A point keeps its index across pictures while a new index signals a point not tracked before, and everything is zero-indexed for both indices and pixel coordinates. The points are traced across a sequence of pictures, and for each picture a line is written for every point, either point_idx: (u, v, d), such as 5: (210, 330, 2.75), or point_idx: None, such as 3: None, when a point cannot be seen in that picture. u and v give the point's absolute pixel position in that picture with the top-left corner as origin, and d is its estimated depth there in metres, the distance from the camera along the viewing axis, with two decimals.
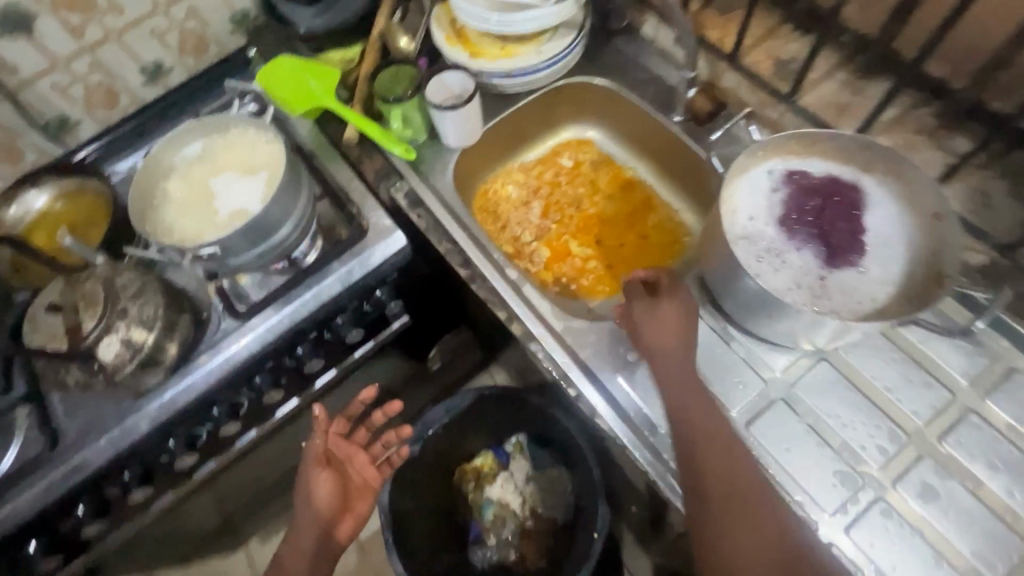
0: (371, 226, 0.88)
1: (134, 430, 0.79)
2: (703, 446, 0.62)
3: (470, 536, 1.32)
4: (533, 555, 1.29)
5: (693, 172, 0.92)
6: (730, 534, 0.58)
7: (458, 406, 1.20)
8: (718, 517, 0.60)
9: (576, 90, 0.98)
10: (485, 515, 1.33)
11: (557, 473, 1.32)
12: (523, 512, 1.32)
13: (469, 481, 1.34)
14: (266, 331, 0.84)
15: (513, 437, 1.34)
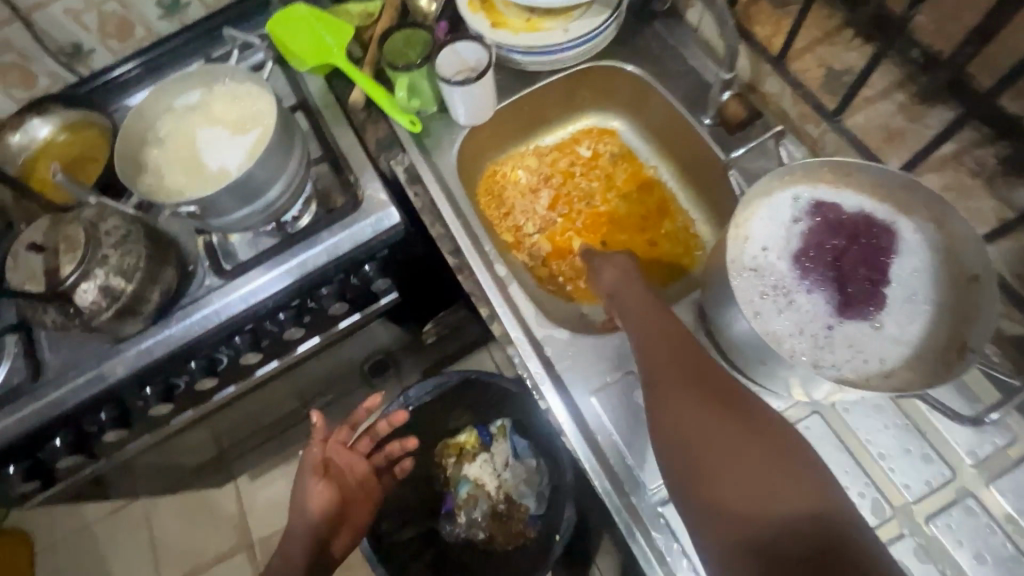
0: (365, 198, 0.84)
1: (112, 374, 0.80)
2: (674, 352, 0.61)
3: (443, 509, 1.34)
4: (501, 537, 1.30)
5: (716, 183, 0.84)
6: (686, 421, 0.54)
7: (443, 384, 1.21)
8: (670, 389, 0.58)
9: (606, 75, 0.91)
10: (460, 492, 1.33)
11: (536, 464, 1.30)
12: (496, 495, 1.32)
13: (450, 456, 1.35)
14: (248, 294, 0.83)
15: (499, 419, 1.34)
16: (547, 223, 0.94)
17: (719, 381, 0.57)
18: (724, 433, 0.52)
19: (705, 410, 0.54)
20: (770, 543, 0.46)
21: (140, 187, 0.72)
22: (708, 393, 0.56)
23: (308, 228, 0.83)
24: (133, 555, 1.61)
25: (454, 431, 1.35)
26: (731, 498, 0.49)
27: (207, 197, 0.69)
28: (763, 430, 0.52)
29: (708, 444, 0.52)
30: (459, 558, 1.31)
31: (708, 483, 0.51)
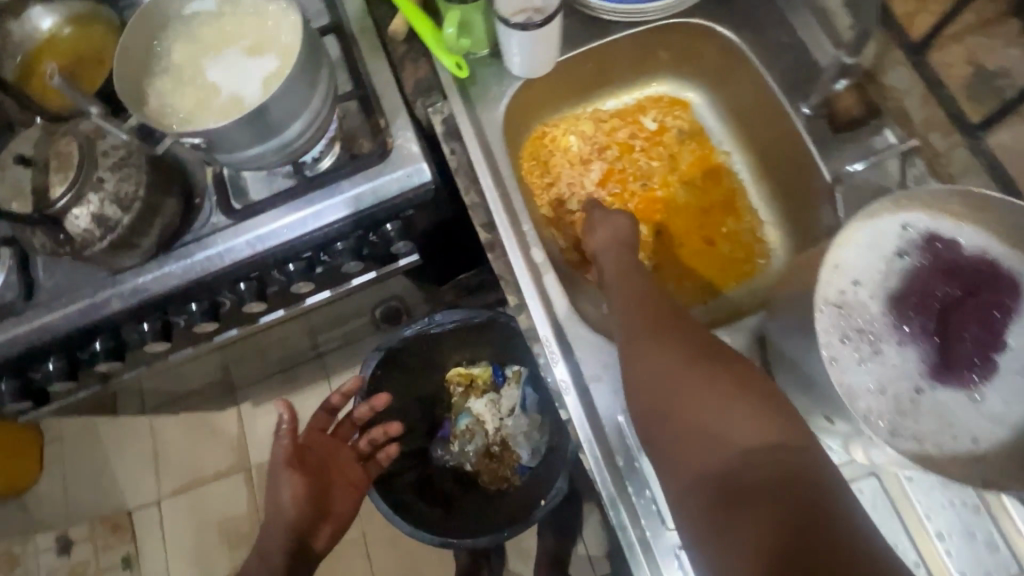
0: (394, 148, 0.74)
1: (105, 306, 0.75)
2: (650, 310, 0.61)
3: (438, 433, 1.30)
4: (487, 476, 1.25)
5: (799, 188, 0.72)
6: (657, 368, 0.55)
7: (471, 320, 1.12)
8: (642, 339, 0.58)
9: (695, 37, 0.76)
10: (459, 422, 1.29)
11: (541, 421, 1.25)
12: (494, 436, 1.28)
13: (458, 385, 1.28)
14: (255, 239, 0.75)
15: (515, 364, 1.28)
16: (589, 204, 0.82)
17: (697, 339, 0.57)
18: (696, 382, 0.53)
19: (679, 362, 0.55)
20: (735, 477, 0.47)
21: (140, 109, 0.63)
22: (685, 346, 0.56)
23: (328, 174, 0.74)
24: (137, 460, 1.65)
25: (470, 361, 1.28)
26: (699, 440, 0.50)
27: (215, 129, 0.60)
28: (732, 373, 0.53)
29: (679, 392, 0.53)
30: (442, 486, 1.24)
31: (678, 429, 0.51)
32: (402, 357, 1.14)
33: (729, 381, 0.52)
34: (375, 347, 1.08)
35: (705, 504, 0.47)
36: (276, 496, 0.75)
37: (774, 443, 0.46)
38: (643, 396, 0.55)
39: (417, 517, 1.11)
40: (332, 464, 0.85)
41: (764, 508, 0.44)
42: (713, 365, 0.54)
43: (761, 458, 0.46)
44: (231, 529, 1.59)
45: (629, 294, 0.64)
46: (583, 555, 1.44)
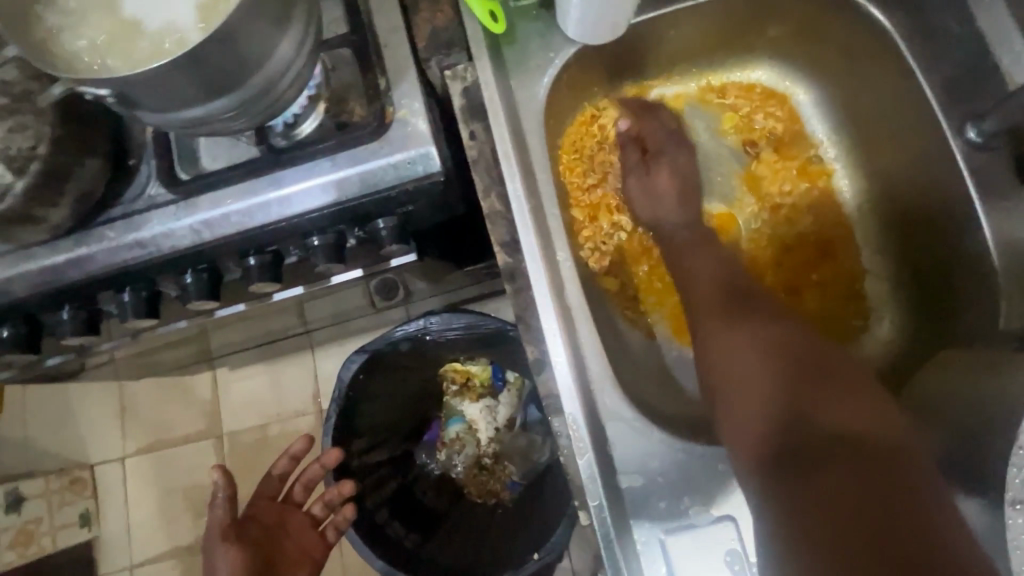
0: (394, 122, 0.54)
1: (8, 289, 0.58)
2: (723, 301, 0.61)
3: (426, 436, 1.16)
4: (473, 489, 1.13)
5: (926, 240, 0.62)
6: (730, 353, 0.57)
7: (478, 325, 0.95)
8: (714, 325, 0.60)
9: (823, 13, 0.60)
10: (450, 429, 1.15)
11: (543, 438, 1.11)
12: (485, 447, 1.14)
13: (454, 385, 1.14)
14: (202, 225, 0.57)
15: (518, 371, 1.12)
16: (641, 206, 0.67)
17: (775, 322, 0.60)
18: (768, 359, 0.56)
19: (755, 340, 0.57)
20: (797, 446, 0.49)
21: (29, 38, 0.44)
22: (765, 326, 0.59)
23: (303, 148, 0.55)
24: (101, 412, 1.53)
25: (467, 360, 1.11)
26: (761, 403, 0.53)
27: (129, 80, 0.41)
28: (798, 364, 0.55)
29: (749, 362, 0.56)
30: (426, 498, 1.11)
31: (742, 394, 0.54)
32: (390, 358, 0.98)
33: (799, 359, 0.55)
34: (360, 348, 0.93)
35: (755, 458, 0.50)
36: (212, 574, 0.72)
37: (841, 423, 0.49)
38: (716, 367, 0.58)
39: (397, 546, 0.97)
40: (280, 535, 0.82)
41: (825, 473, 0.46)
42: (788, 345, 0.57)
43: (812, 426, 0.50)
44: (197, 496, 1.49)
45: (699, 277, 0.63)
46: (566, 569, 1.33)
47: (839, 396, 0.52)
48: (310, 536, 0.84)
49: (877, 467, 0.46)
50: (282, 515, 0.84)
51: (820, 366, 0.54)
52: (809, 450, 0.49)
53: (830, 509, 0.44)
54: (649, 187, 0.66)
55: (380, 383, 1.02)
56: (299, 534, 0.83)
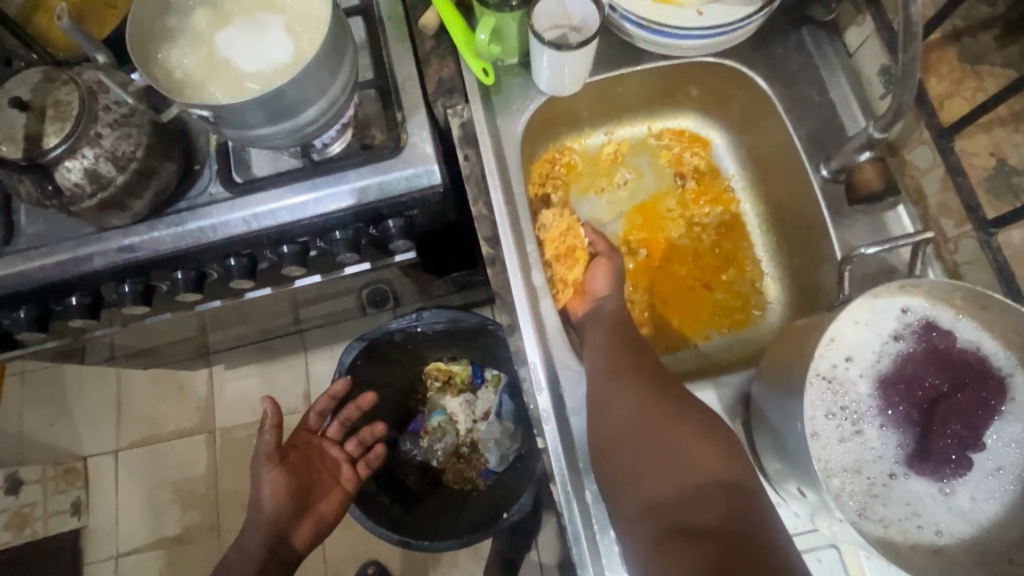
0: (407, 145, 0.72)
1: (86, 262, 0.72)
2: (622, 343, 0.67)
3: (410, 427, 1.28)
4: (452, 475, 1.25)
5: (806, 259, 0.75)
6: (629, 405, 0.60)
7: (462, 321, 1.11)
8: (614, 373, 0.63)
9: (728, 79, 0.77)
10: (432, 419, 1.27)
11: (515, 428, 1.25)
12: (464, 437, 1.27)
13: (436, 379, 1.28)
14: (251, 217, 0.72)
15: (495, 369, 1.28)
16: (602, 270, 0.76)
17: (665, 382, 0.64)
18: (664, 422, 0.59)
19: (650, 404, 0.60)
20: (685, 499, 0.54)
21: (149, 73, 0.60)
22: (658, 388, 0.62)
23: (335, 161, 0.72)
24: (99, 405, 1.62)
25: (450, 358, 1.27)
26: (660, 468, 0.56)
27: (224, 105, 0.58)
28: (683, 413, 0.60)
29: (644, 428, 0.59)
30: (407, 481, 1.23)
31: (643, 461, 0.57)
32: (385, 347, 1.13)
33: (692, 418, 0.59)
34: (359, 337, 1.07)
35: (654, 522, 0.54)
36: (259, 492, 0.87)
37: (718, 478, 0.55)
38: (614, 427, 0.60)
39: (383, 514, 1.09)
40: (317, 462, 0.99)
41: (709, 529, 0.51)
42: (678, 403, 0.61)
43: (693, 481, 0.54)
44: (186, 488, 1.57)
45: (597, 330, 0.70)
46: (534, 561, 1.42)
47: (712, 448, 0.57)
48: (342, 467, 1.02)
49: (750, 525, 0.51)
50: (319, 445, 1.02)
51: (705, 426, 0.59)
52: (703, 512, 0.52)
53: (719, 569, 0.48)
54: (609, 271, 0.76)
55: (371, 371, 1.16)
56: (335, 465, 1.02)
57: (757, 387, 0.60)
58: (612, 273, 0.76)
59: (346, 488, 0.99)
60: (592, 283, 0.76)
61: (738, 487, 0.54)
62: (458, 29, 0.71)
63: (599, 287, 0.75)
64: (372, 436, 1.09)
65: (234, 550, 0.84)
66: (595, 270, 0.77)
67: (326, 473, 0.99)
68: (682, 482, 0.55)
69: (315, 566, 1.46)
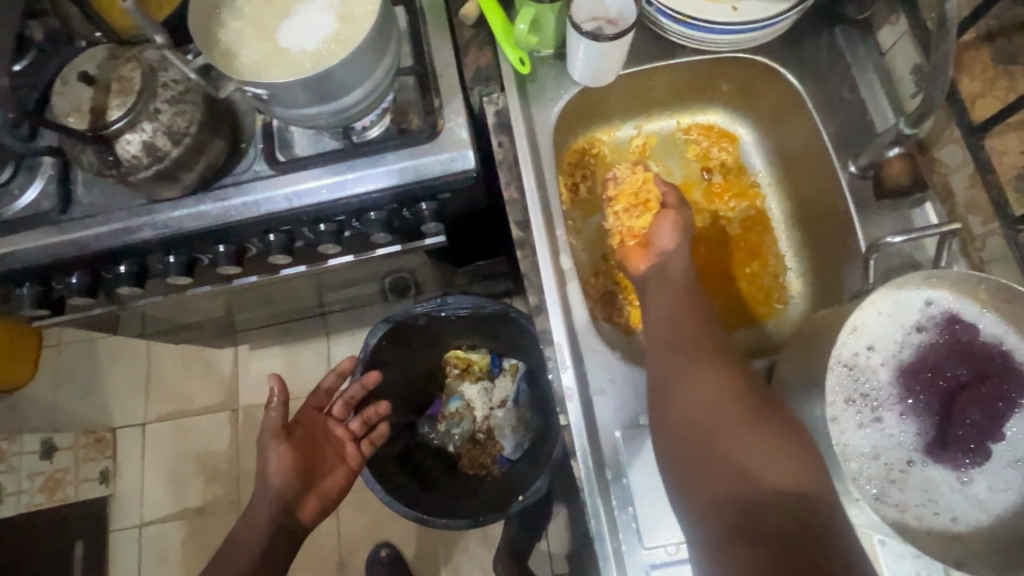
0: (444, 130, 0.74)
1: (138, 232, 0.76)
2: (686, 326, 0.65)
3: (428, 411, 1.32)
4: (467, 460, 1.28)
5: (831, 253, 0.76)
6: (692, 398, 0.58)
7: (485, 307, 1.13)
8: (677, 362, 0.61)
9: (758, 75, 0.78)
10: (450, 405, 1.31)
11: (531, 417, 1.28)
12: (480, 423, 1.31)
13: (455, 367, 1.32)
14: (293, 195, 0.76)
15: (513, 359, 1.31)
16: (667, 223, 0.75)
17: (733, 369, 0.60)
18: (732, 419, 0.56)
19: (719, 397, 0.57)
20: (749, 504, 0.52)
21: (205, 52, 0.64)
22: (731, 380, 0.59)
23: (375, 143, 0.75)
24: (130, 379, 1.68)
25: (470, 347, 1.31)
26: (725, 469, 0.54)
27: (276, 84, 0.61)
28: (752, 408, 0.56)
29: (712, 424, 0.57)
30: (424, 463, 1.25)
31: (707, 455, 0.55)
32: (409, 330, 1.16)
33: (767, 412, 0.56)
34: (384, 319, 1.10)
35: (718, 519, 0.53)
36: (266, 465, 0.90)
37: (788, 482, 0.51)
38: (679, 422, 0.58)
39: (401, 491, 1.12)
40: (322, 440, 1.01)
41: (772, 540, 0.49)
42: (750, 397, 0.57)
43: (758, 484, 0.52)
44: (208, 463, 1.62)
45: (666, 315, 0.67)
46: (544, 550, 1.44)
47: (783, 447, 0.53)
48: (347, 446, 1.04)
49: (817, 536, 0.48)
50: (324, 424, 1.04)
51: (774, 422, 0.55)
52: (774, 517, 0.50)
53: (781, 574, 0.48)
54: (676, 226, 0.75)
55: (393, 353, 1.18)
56: (339, 442, 1.04)
57: (780, 374, 0.61)
58: (677, 227, 0.76)
59: (351, 466, 1.02)
60: (654, 236, 0.76)
61: (815, 496, 0.51)
62: (497, 19, 0.74)
63: (664, 241, 0.75)
64: (376, 416, 1.10)
65: (240, 524, 0.86)
66: (661, 222, 0.76)
67: (331, 450, 1.01)
68: (748, 482, 0.53)
69: (330, 544, 1.50)
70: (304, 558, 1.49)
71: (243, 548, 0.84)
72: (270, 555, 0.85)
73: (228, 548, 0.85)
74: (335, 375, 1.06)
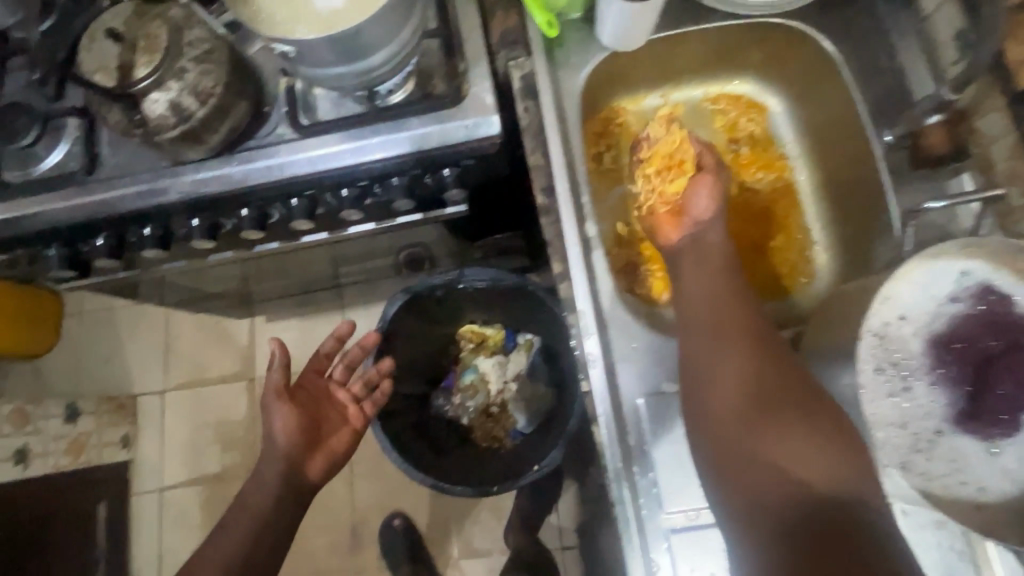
0: (469, 95, 0.74)
1: (163, 193, 0.76)
2: (718, 315, 0.64)
3: (442, 383, 1.33)
4: (480, 433, 1.29)
5: (861, 226, 0.75)
6: (728, 398, 0.59)
7: (502, 280, 1.13)
8: (711, 358, 0.62)
9: (792, 42, 0.76)
10: (464, 377, 1.32)
11: (546, 391, 1.29)
12: (494, 397, 1.31)
13: (470, 341, 1.32)
14: (316, 158, 0.75)
15: (528, 334, 1.30)
16: (703, 189, 0.73)
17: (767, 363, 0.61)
18: (772, 417, 0.57)
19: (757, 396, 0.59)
20: (788, 504, 0.54)
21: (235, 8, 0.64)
22: (765, 373, 0.60)
23: (399, 107, 0.74)
24: (149, 348, 1.70)
25: (484, 322, 1.30)
26: (763, 469, 0.56)
27: (303, 41, 0.61)
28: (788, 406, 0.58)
29: (751, 425, 0.58)
30: (438, 433, 1.27)
31: (745, 456, 0.57)
32: (427, 301, 1.17)
33: (800, 410, 0.58)
34: (402, 290, 1.11)
35: (756, 520, 0.55)
36: (272, 426, 0.93)
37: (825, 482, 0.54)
38: (715, 420, 0.59)
39: (417, 457, 1.15)
40: (324, 403, 1.00)
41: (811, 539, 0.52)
42: (785, 392, 0.59)
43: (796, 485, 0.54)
44: (225, 431, 1.65)
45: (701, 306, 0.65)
46: (553, 524, 1.46)
47: (817, 444, 0.55)
48: (349, 409, 1.02)
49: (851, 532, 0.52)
50: (325, 388, 1.02)
51: (809, 420, 0.57)
52: (812, 518, 0.53)
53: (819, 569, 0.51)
54: (710, 190, 0.74)
55: (410, 325, 1.19)
56: (342, 405, 1.02)
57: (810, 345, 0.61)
58: (713, 192, 0.74)
59: (355, 426, 1.00)
60: (689, 203, 0.74)
61: (848, 494, 0.54)
62: None
63: (699, 209, 0.74)
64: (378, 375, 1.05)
65: (252, 480, 0.91)
66: (696, 187, 0.74)
67: (332, 412, 1.00)
68: (791, 489, 0.55)
69: (344, 512, 1.53)
70: (318, 525, 1.52)
71: (254, 501, 0.89)
72: (278, 509, 0.89)
73: (242, 504, 0.90)
74: (333, 338, 1.04)
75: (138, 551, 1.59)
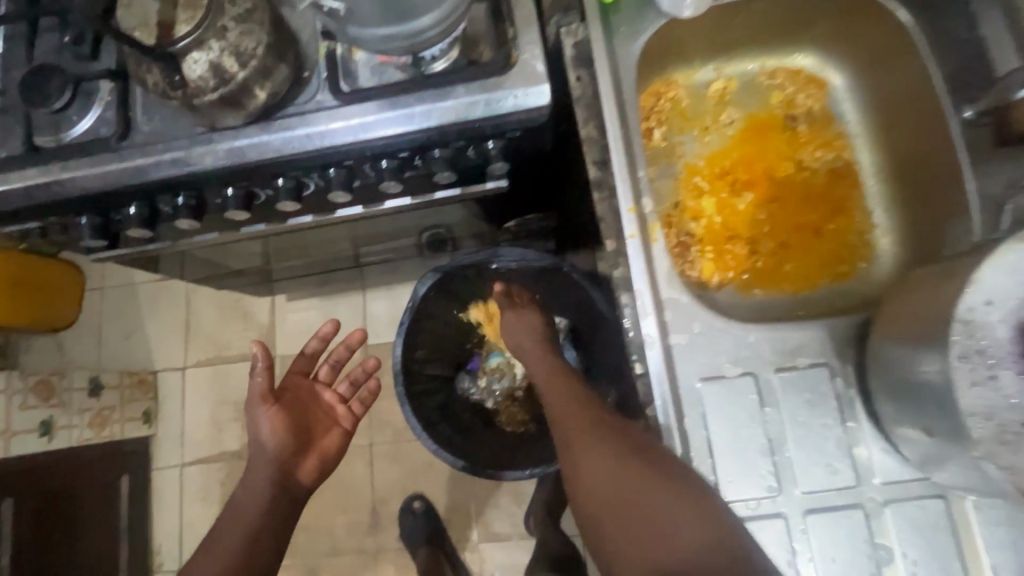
0: (519, 62, 0.70)
1: (198, 161, 0.73)
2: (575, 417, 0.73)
3: (468, 365, 1.31)
4: (506, 417, 1.27)
5: (930, 206, 0.73)
6: (601, 480, 0.64)
7: (533, 260, 1.10)
8: (578, 443, 0.70)
9: (863, 13, 0.74)
10: (489, 360, 1.30)
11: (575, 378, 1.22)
12: (520, 381, 1.29)
13: None
14: (359, 127, 0.72)
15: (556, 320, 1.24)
16: None
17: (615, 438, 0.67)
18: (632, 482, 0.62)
19: (619, 466, 0.64)
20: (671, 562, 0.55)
21: None
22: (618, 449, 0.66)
23: (445, 75, 0.70)
24: (168, 324, 1.70)
25: None
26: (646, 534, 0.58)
27: None
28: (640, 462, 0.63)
29: (623, 491, 0.62)
30: (464, 415, 1.25)
31: (630, 525, 0.60)
32: (457, 280, 1.15)
33: (653, 458, 0.63)
34: (433, 269, 1.09)
35: None
36: (259, 431, 0.90)
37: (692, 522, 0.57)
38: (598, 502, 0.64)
39: (446, 438, 1.13)
40: (311, 404, 1.01)
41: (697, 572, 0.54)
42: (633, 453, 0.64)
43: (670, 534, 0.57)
44: None
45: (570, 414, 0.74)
46: None
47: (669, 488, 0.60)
48: (336, 408, 1.03)
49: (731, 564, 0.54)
50: (311, 389, 1.03)
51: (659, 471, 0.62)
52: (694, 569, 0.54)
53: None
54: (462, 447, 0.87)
55: (438, 304, 1.17)
56: (329, 406, 1.03)
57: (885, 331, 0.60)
58: None
59: (345, 426, 1.01)
60: None
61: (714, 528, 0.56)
62: None
63: None
64: (365, 373, 1.09)
65: (240, 489, 0.86)
66: None
67: (320, 413, 1.00)
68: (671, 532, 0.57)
69: (364, 493, 1.52)
70: (340, 504, 1.52)
71: (243, 510, 0.83)
72: (272, 516, 0.84)
73: (230, 515, 0.84)
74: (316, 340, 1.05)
75: (159, 524, 1.61)
